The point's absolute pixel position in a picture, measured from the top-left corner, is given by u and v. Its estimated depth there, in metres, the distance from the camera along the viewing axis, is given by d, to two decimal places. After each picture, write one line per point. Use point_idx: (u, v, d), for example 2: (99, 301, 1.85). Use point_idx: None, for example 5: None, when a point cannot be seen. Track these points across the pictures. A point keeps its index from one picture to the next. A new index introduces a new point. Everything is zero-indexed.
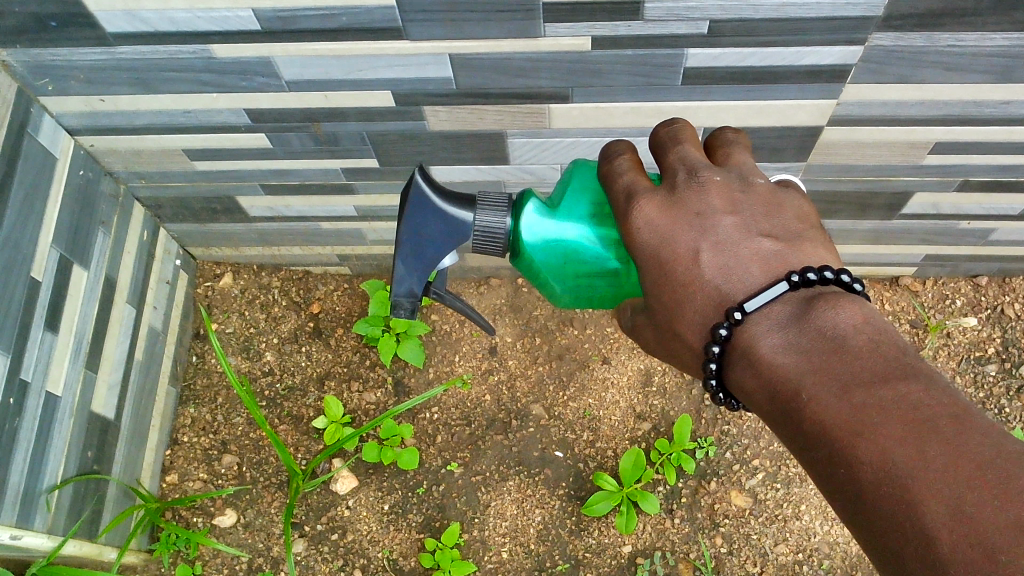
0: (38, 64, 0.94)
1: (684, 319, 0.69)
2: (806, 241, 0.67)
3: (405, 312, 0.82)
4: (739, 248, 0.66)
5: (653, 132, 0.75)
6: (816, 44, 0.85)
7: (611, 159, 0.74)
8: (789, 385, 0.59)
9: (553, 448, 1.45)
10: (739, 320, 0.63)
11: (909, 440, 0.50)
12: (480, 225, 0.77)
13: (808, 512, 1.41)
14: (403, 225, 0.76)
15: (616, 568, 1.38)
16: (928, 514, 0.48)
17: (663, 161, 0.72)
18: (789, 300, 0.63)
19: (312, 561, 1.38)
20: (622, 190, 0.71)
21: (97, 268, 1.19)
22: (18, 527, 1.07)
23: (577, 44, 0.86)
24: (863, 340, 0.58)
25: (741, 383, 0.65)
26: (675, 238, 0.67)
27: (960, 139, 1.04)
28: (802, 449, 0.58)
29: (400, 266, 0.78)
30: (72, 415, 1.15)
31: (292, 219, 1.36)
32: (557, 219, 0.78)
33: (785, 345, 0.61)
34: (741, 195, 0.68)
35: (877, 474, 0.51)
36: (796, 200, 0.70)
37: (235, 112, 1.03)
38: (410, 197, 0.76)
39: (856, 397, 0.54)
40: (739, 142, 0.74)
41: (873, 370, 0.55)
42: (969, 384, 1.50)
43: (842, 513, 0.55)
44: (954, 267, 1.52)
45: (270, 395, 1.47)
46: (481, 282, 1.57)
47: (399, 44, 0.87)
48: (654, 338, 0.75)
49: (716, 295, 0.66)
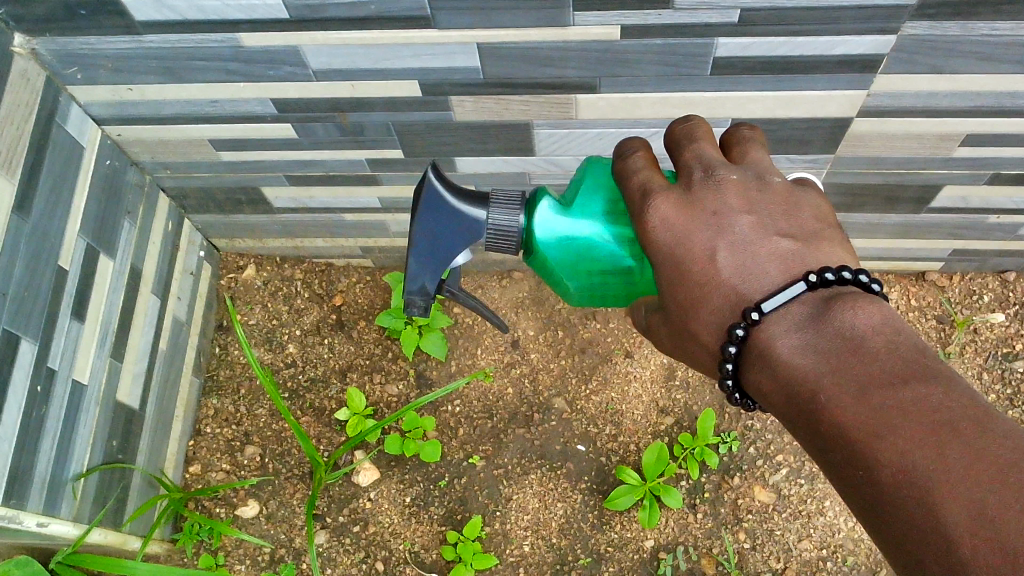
0: (67, 53, 0.95)
1: (699, 320, 0.67)
2: (823, 241, 0.66)
3: (420, 309, 0.83)
4: (756, 247, 0.65)
5: (668, 128, 0.73)
6: (848, 33, 0.85)
7: (626, 157, 0.72)
8: (806, 386, 0.58)
9: (575, 442, 1.44)
10: (756, 321, 0.62)
11: (929, 443, 0.50)
12: (493, 223, 0.77)
13: (832, 508, 1.40)
14: (414, 224, 0.77)
15: (638, 563, 1.38)
16: (949, 518, 0.48)
17: (678, 159, 0.71)
18: (807, 301, 0.62)
19: (334, 552, 1.39)
20: (637, 188, 0.69)
21: (123, 259, 1.20)
22: (45, 514, 1.08)
23: (607, 33, 0.85)
24: (881, 339, 0.57)
25: (757, 385, 0.64)
26: (691, 238, 0.67)
27: (990, 132, 1.03)
28: (820, 452, 0.58)
29: (412, 266, 0.79)
30: (97, 404, 1.16)
31: (316, 211, 1.36)
32: (571, 215, 0.77)
33: (802, 347, 0.60)
34: (758, 193, 0.68)
35: (897, 477, 0.51)
36: (813, 199, 0.70)
37: (261, 102, 1.03)
38: (421, 198, 0.76)
39: (874, 398, 0.53)
40: (755, 139, 0.73)
41: (892, 370, 0.54)
42: (996, 381, 1.49)
43: (860, 516, 0.54)
44: (982, 263, 1.50)
45: (293, 386, 1.47)
46: (504, 275, 1.55)
47: (427, 32, 0.87)
48: (668, 339, 0.74)
49: (733, 295, 0.65)
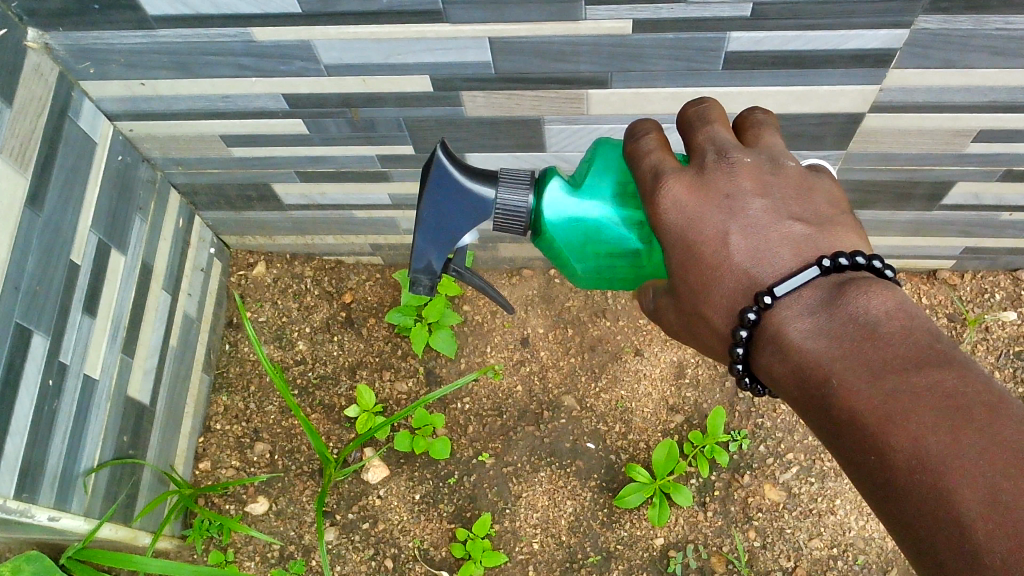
0: (80, 48, 0.95)
1: (711, 303, 0.68)
2: (837, 226, 0.66)
3: (424, 289, 0.80)
4: (769, 230, 0.65)
5: (681, 110, 0.73)
6: (862, 27, 0.84)
7: (637, 138, 0.72)
8: (818, 370, 0.58)
9: (584, 440, 1.44)
10: (768, 304, 0.62)
11: (943, 428, 0.50)
12: (502, 203, 0.76)
13: (843, 507, 1.40)
14: (422, 200, 0.76)
15: (648, 560, 1.37)
16: (962, 503, 0.48)
17: (691, 141, 0.70)
18: (819, 285, 0.62)
19: (343, 549, 1.39)
20: (648, 169, 0.69)
21: (134, 254, 1.20)
22: (57, 509, 1.07)
23: (619, 27, 0.85)
24: (895, 324, 0.56)
25: (768, 369, 0.64)
26: (703, 220, 0.66)
27: (1003, 127, 1.03)
28: (831, 435, 0.58)
29: (417, 241, 0.76)
30: (107, 399, 1.16)
31: (327, 208, 1.36)
32: (580, 197, 0.76)
33: (814, 331, 0.60)
34: (771, 177, 0.67)
35: (909, 461, 0.50)
36: (827, 184, 0.69)
37: (273, 97, 1.03)
38: (432, 171, 0.76)
39: (887, 383, 0.53)
40: (770, 123, 0.72)
41: (906, 355, 0.54)
42: (1009, 378, 1.49)
43: (871, 499, 0.54)
44: (994, 260, 1.50)
45: (303, 383, 1.47)
46: (513, 273, 1.56)
47: (439, 26, 0.87)
48: (678, 322, 0.74)
49: (745, 278, 0.65)
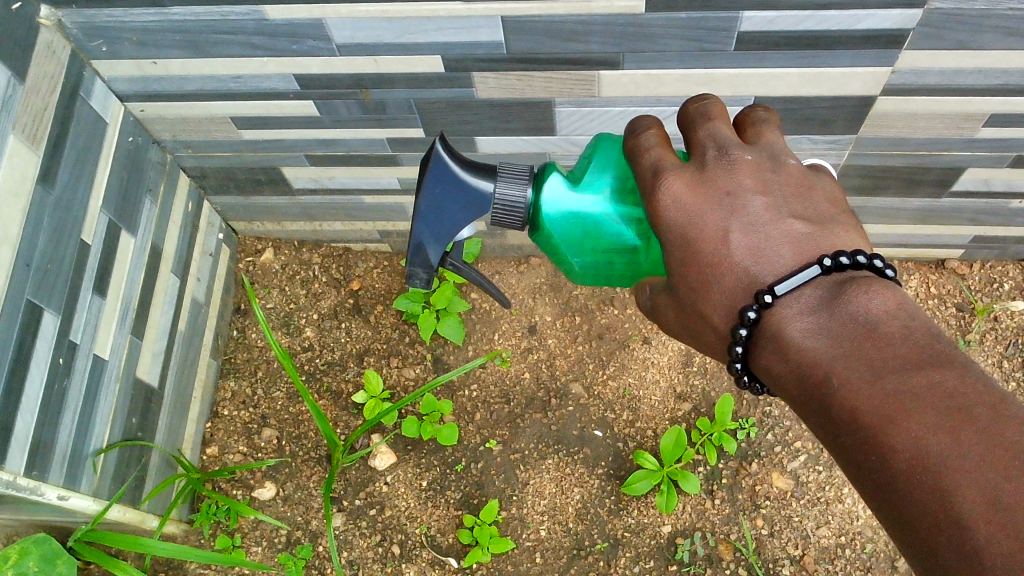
0: (92, 26, 0.95)
1: (710, 300, 0.67)
2: (838, 225, 0.66)
3: (421, 282, 0.80)
4: (769, 229, 0.65)
5: (680, 107, 0.73)
6: (875, 7, 0.84)
7: (637, 134, 0.72)
8: (817, 370, 0.58)
9: (592, 427, 1.44)
10: (769, 303, 0.62)
11: (944, 430, 0.49)
12: (501, 197, 0.76)
13: (851, 495, 1.40)
14: (421, 192, 0.75)
15: (655, 548, 1.37)
16: (962, 504, 0.48)
17: (691, 139, 0.70)
18: (820, 284, 0.62)
19: (350, 535, 1.39)
20: (649, 167, 0.69)
21: (144, 236, 1.20)
22: (65, 487, 1.07)
23: (631, 6, 0.85)
24: (896, 325, 0.56)
25: (768, 368, 0.64)
26: (703, 218, 0.66)
27: (1014, 111, 1.03)
28: (829, 435, 0.57)
29: (416, 234, 0.76)
30: (117, 380, 1.16)
31: (335, 192, 1.36)
32: (578, 192, 0.77)
33: (814, 330, 0.60)
34: (772, 175, 0.68)
35: (910, 462, 0.50)
36: (827, 183, 0.69)
37: (283, 78, 1.03)
38: (431, 166, 0.76)
39: (887, 383, 0.53)
40: (772, 119, 0.72)
41: (907, 354, 0.54)
42: (1016, 368, 1.49)
43: (870, 499, 0.54)
44: (1003, 250, 1.50)
45: (310, 369, 1.47)
46: (521, 261, 1.56)
47: (451, 4, 0.87)
48: (677, 321, 0.73)
49: (745, 277, 0.65)
